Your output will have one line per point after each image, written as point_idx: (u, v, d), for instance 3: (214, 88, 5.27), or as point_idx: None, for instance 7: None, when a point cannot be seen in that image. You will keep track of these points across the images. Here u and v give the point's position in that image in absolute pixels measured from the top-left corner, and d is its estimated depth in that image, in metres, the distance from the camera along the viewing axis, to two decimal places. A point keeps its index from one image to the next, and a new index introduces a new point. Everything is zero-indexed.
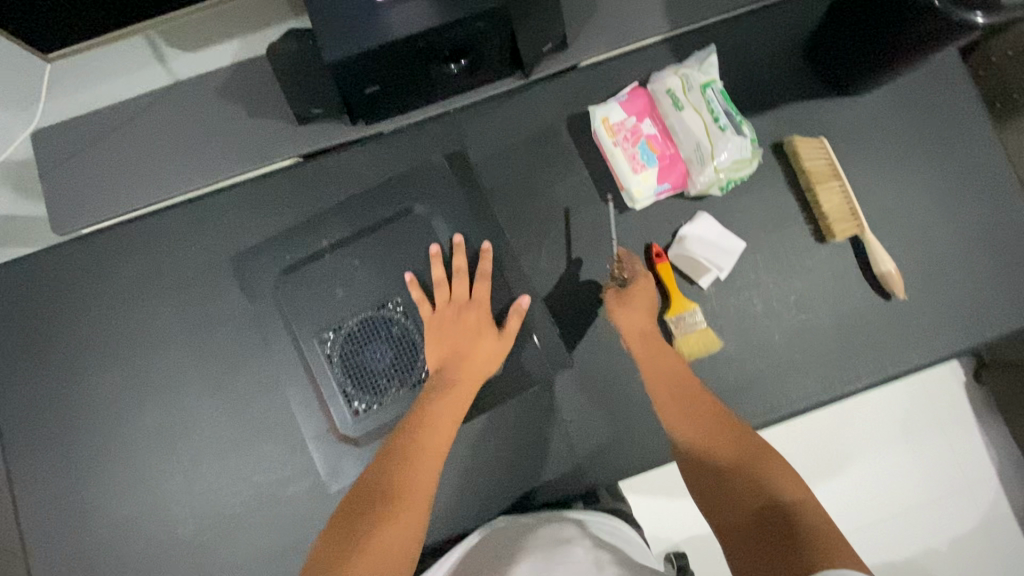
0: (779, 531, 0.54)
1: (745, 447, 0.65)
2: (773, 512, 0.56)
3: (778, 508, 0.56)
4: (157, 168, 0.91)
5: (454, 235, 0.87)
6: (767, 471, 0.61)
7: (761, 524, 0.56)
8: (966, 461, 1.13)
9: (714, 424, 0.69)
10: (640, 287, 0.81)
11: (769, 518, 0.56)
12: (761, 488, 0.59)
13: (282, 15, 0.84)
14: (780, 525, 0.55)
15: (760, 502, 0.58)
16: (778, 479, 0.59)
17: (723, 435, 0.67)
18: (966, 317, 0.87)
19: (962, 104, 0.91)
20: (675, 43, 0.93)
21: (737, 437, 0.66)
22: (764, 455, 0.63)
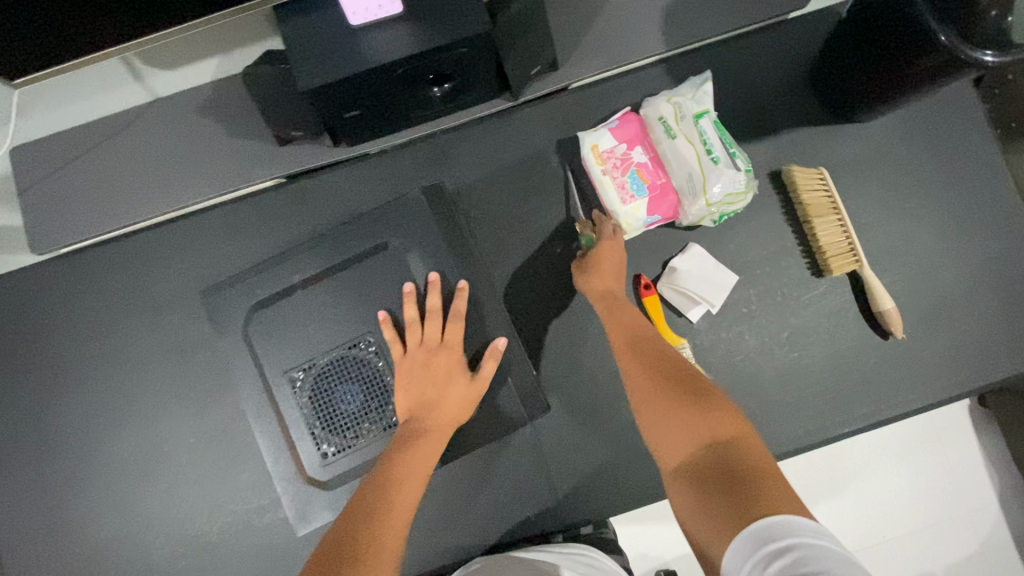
0: (719, 468, 0.51)
1: (690, 386, 0.61)
2: (714, 451, 0.53)
3: (721, 447, 0.53)
4: (130, 184, 0.87)
5: (430, 272, 0.72)
6: (711, 410, 0.57)
7: (702, 462, 0.53)
8: (976, 501, 1.06)
9: (663, 364, 0.65)
10: (607, 246, 0.79)
11: (710, 457, 0.53)
12: (703, 427, 0.56)
13: (257, 36, 0.79)
14: (720, 463, 0.52)
15: (702, 440, 0.55)
16: (720, 418, 0.56)
17: (668, 373, 0.63)
18: (968, 355, 0.84)
19: (970, 132, 0.87)
20: (670, 64, 0.89)
21: (684, 377, 0.63)
22: (707, 394, 0.59)
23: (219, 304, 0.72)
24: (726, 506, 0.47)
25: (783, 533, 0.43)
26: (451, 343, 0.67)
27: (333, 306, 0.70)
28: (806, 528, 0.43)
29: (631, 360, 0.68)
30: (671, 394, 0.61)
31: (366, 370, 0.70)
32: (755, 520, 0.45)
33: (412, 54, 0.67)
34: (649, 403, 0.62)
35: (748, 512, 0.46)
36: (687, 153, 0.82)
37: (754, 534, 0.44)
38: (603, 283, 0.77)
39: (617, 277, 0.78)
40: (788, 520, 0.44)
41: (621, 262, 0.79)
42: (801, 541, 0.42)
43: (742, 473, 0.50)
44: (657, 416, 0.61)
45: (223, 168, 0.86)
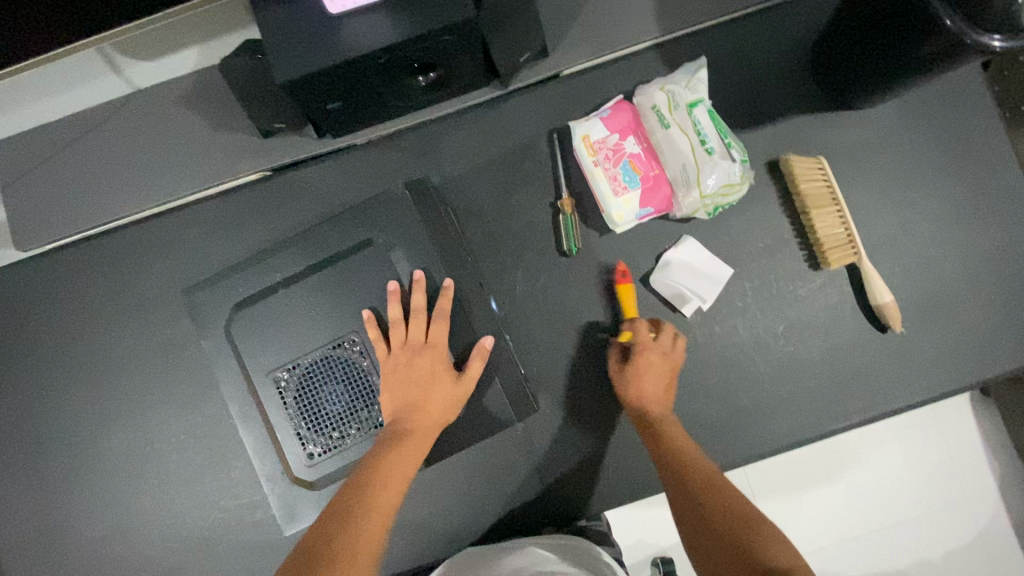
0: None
1: (744, 519, 0.62)
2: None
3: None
4: (111, 178, 0.84)
5: (415, 270, 0.68)
6: (768, 544, 0.58)
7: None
8: (973, 492, 1.05)
9: (713, 492, 0.65)
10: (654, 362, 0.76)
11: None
12: (763, 562, 0.56)
13: (229, 28, 0.74)
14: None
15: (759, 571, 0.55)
16: (780, 553, 0.57)
17: (719, 502, 0.64)
18: (969, 349, 0.82)
19: (974, 116, 0.84)
20: (664, 50, 0.86)
21: (735, 509, 0.63)
22: (761, 531, 0.60)
23: (200, 305, 0.70)
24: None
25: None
26: (433, 341, 0.65)
27: (316, 306, 0.68)
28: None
29: (680, 483, 0.67)
30: (722, 525, 0.61)
31: (351, 369, 0.68)
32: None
33: (393, 44, 0.65)
34: (700, 530, 0.62)
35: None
36: (681, 144, 0.79)
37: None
38: (643, 401, 0.75)
39: (659, 393, 0.76)
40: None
41: (661, 376, 0.76)
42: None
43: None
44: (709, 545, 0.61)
45: (205, 163, 0.84)
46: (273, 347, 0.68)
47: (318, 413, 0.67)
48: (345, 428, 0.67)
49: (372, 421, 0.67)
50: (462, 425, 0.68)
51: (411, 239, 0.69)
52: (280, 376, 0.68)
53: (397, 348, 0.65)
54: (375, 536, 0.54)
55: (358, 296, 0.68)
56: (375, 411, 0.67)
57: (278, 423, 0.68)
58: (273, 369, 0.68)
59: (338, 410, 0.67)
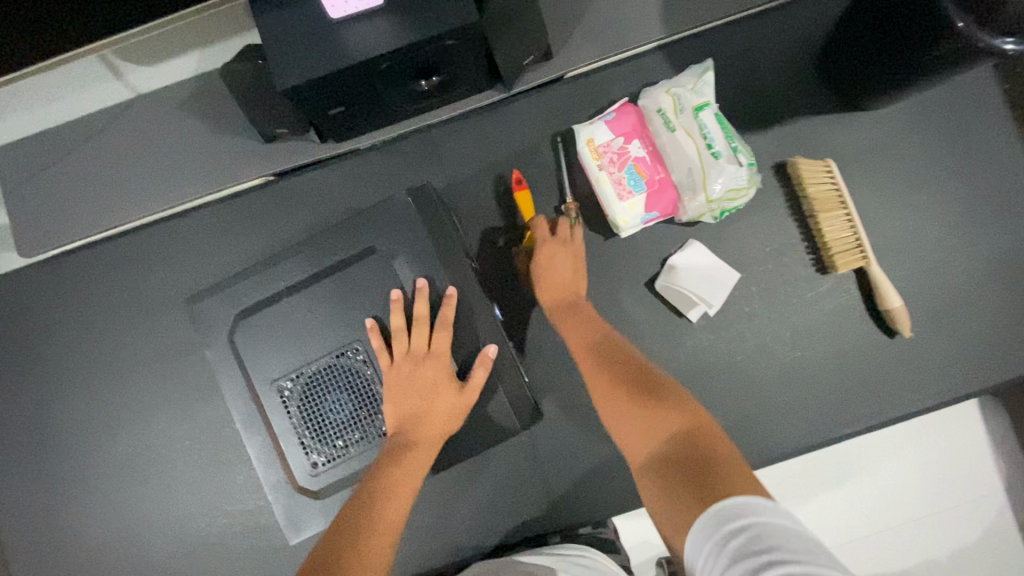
0: (678, 459, 0.50)
1: (648, 388, 0.59)
2: (673, 447, 0.52)
3: (682, 442, 0.52)
4: (112, 184, 0.84)
5: (418, 279, 0.67)
6: (668, 409, 0.55)
7: (662, 458, 0.51)
8: (983, 499, 1.03)
9: (621, 370, 0.63)
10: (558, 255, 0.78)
11: (670, 450, 0.52)
12: (662, 429, 0.54)
13: (229, 33, 0.73)
14: (682, 456, 0.50)
15: (661, 437, 0.53)
16: (680, 414, 0.55)
17: (627, 378, 0.62)
18: (978, 354, 0.81)
19: (985, 116, 0.82)
20: (670, 51, 0.84)
21: (643, 379, 0.61)
22: (665, 394, 0.58)
23: (203, 313, 0.70)
24: (684, 494, 0.46)
25: (738, 510, 0.42)
26: (436, 349, 0.65)
27: (320, 315, 0.67)
28: (767, 508, 0.42)
29: (591, 369, 0.66)
30: (629, 399, 0.59)
31: (355, 378, 0.67)
32: (709, 500, 0.44)
33: (396, 50, 0.64)
34: (610, 407, 0.61)
35: (698, 498, 0.45)
36: (687, 147, 0.78)
37: (709, 513, 0.43)
38: (556, 292, 0.77)
39: (572, 281, 0.77)
40: (741, 498, 0.43)
41: (568, 264, 0.78)
42: (760, 517, 0.41)
43: (700, 466, 0.48)
44: (619, 422, 0.59)
45: (207, 169, 0.83)
46: (277, 356, 0.67)
47: (322, 423, 0.67)
48: (350, 437, 0.67)
49: (377, 430, 0.67)
50: (467, 434, 0.68)
51: (414, 246, 0.68)
52: (283, 385, 0.67)
53: (400, 358, 0.65)
54: (387, 547, 0.53)
55: (361, 305, 0.68)
56: (379, 420, 0.67)
57: (282, 433, 0.68)
58: (277, 378, 0.67)
59: (341, 419, 0.67)
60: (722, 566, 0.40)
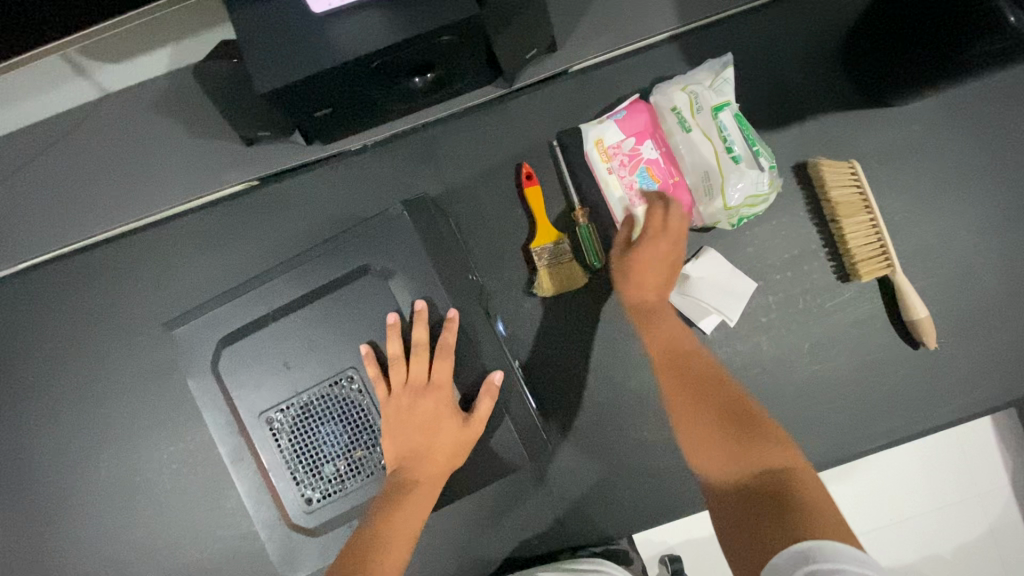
0: (770, 498, 0.48)
1: (736, 414, 0.56)
2: (765, 483, 0.49)
3: (773, 478, 0.49)
4: (80, 192, 0.77)
5: (416, 300, 0.62)
6: (761, 442, 0.52)
7: (751, 491, 0.49)
8: (1003, 509, 0.99)
9: (704, 387, 0.59)
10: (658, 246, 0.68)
11: (761, 484, 0.49)
12: (759, 457, 0.51)
13: (201, 27, 0.65)
14: (775, 495, 0.48)
15: (750, 468, 0.51)
16: (773, 447, 0.52)
17: (711, 398, 0.58)
18: (1006, 366, 0.77)
19: (1019, 111, 0.77)
20: (684, 42, 0.78)
21: (728, 403, 0.57)
22: (757, 424, 0.54)
23: (182, 339, 0.64)
24: (775, 533, 0.45)
25: (829, 556, 0.41)
26: (436, 380, 0.60)
27: (311, 340, 0.62)
28: (854, 556, 0.41)
29: (674, 378, 0.61)
30: (715, 423, 0.56)
31: (349, 408, 0.63)
32: (802, 541, 0.42)
33: (387, 48, 0.57)
34: (689, 425, 0.57)
35: (793, 539, 0.43)
36: (703, 149, 0.74)
37: (798, 553, 0.42)
38: (642, 291, 0.68)
39: (661, 278, 0.68)
40: (836, 544, 0.41)
41: (661, 261, 0.68)
42: (847, 564, 0.40)
43: (795, 509, 0.46)
44: (699, 444, 0.56)
45: (183, 175, 0.76)
46: (265, 385, 0.63)
47: (315, 456, 0.63)
48: (346, 472, 0.63)
49: (374, 463, 0.63)
50: (471, 465, 0.63)
51: (412, 263, 0.63)
52: (273, 416, 0.63)
53: (398, 387, 0.60)
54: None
55: (356, 328, 0.63)
56: (376, 452, 0.63)
57: (273, 467, 0.63)
58: (268, 408, 0.63)
59: (336, 452, 0.63)
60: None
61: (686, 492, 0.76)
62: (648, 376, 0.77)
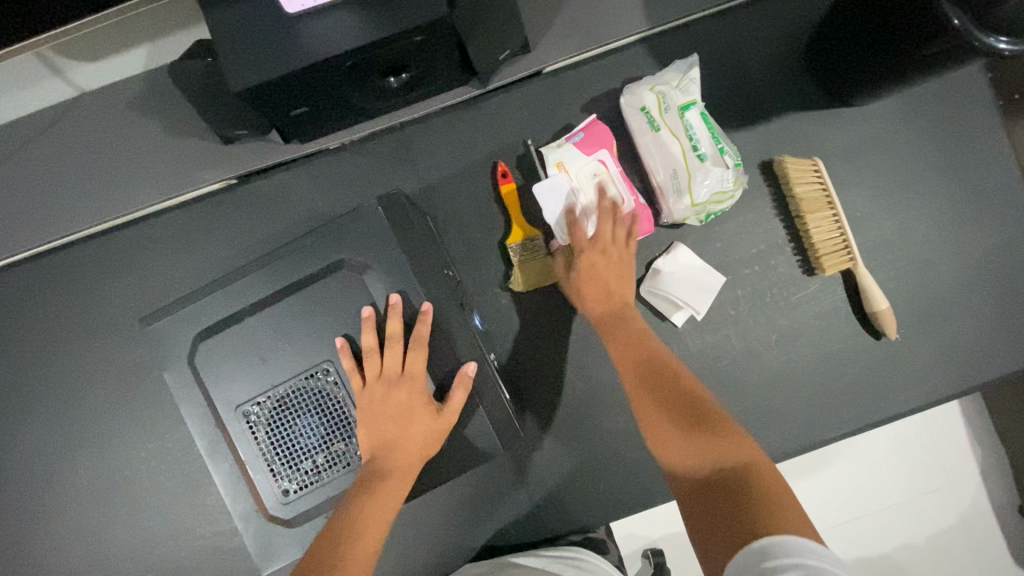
0: (729, 493, 0.47)
1: (695, 414, 0.55)
2: (724, 477, 0.48)
3: (728, 470, 0.49)
4: (56, 191, 0.77)
5: (391, 293, 0.63)
6: (719, 439, 0.52)
7: (710, 486, 0.48)
8: (967, 496, 1.02)
9: (665, 391, 0.59)
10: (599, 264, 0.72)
11: (720, 479, 0.48)
12: (714, 453, 0.51)
13: (174, 27, 0.66)
14: (733, 488, 0.47)
15: (709, 464, 0.50)
16: (731, 442, 0.51)
17: (672, 401, 0.58)
18: (963, 355, 0.80)
19: (973, 111, 0.81)
20: (653, 43, 0.80)
21: (688, 404, 0.57)
22: (715, 421, 0.54)
23: (160, 334, 0.65)
24: (734, 531, 0.44)
25: (791, 550, 0.40)
26: (410, 371, 0.62)
27: (289, 333, 0.64)
28: (817, 549, 0.40)
29: (638, 384, 0.61)
30: (673, 421, 0.56)
31: (326, 400, 0.64)
32: (761, 537, 0.42)
33: (361, 47, 0.58)
34: (654, 430, 0.57)
35: (748, 537, 0.42)
36: (672, 147, 0.76)
37: (754, 550, 0.41)
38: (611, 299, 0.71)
39: (625, 286, 0.72)
40: (795, 538, 0.41)
41: (623, 269, 0.73)
42: (809, 558, 0.39)
43: (751, 502, 0.45)
44: (663, 446, 0.55)
45: (159, 173, 0.77)
46: (242, 379, 0.64)
47: (293, 448, 0.64)
48: (323, 463, 0.64)
49: (351, 454, 0.64)
50: (447, 456, 0.65)
51: (386, 258, 0.64)
52: (250, 409, 0.64)
53: (372, 380, 0.62)
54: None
55: (332, 323, 0.64)
56: (352, 444, 0.64)
57: (250, 459, 0.64)
58: (246, 401, 0.64)
59: (313, 443, 0.64)
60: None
61: (659, 482, 0.78)
62: None
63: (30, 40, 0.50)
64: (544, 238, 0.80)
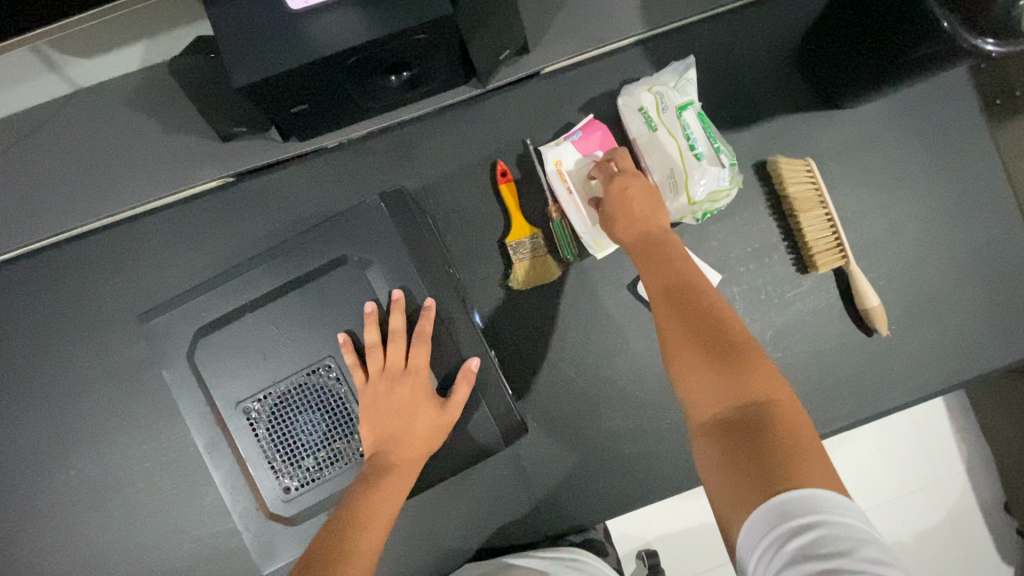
0: (753, 435, 0.47)
1: (724, 345, 0.53)
2: (750, 418, 0.48)
3: (758, 414, 0.48)
4: (50, 189, 0.76)
5: (393, 290, 0.64)
6: (749, 375, 0.50)
7: (735, 426, 0.48)
8: (955, 490, 1.04)
9: (693, 317, 0.56)
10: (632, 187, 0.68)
11: (746, 419, 0.48)
12: (745, 393, 0.49)
13: (176, 23, 0.65)
14: (758, 430, 0.47)
15: (735, 402, 0.49)
16: (762, 382, 0.50)
17: (701, 328, 0.55)
18: (952, 350, 0.82)
19: (957, 113, 0.83)
20: (650, 45, 0.82)
21: (718, 334, 0.54)
22: (745, 357, 0.52)
23: (159, 331, 0.65)
24: (758, 481, 0.44)
25: (811, 507, 0.41)
26: (413, 365, 0.62)
27: (289, 329, 0.63)
28: (834, 502, 0.41)
29: (665, 307, 0.58)
30: (704, 352, 0.53)
31: (327, 397, 0.64)
32: (779, 494, 0.42)
33: (363, 43, 0.58)
34: (679, 356, 0.54)
35: (772, 490, 0.43)
36: (668, 147, 0.78)
37: (776, 505, 0.42)
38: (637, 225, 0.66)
39: (656, 211, 0.67)
40: (814, 493, 0.42)
41: (649, 194, 0.68)
42: (827, 513, 0.40)
43: (778, 450, 0.45)
44: (688, 375, 0.53)
45: (155, 170, 0.76)
46: (242, 375, 0.63)
47: (294, 444, 0.64)
48: (324, 460, 0.64)
49: (352, 451, 0.64)
50: (449, 451, 0.65)
51: (389, 254, 0.64)
52: (250, 406, 0.64)
53: (376, 375, 0.62)
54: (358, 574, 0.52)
55: (334, 318, 0.64)
56: (354, 440, 0.64)
57: (250, 456, 0.64)
58: (247, 398, 0.64)
59: (314, 440, 0.64)
60: (776, 564, 0.40)
61: (658, 479, 0.79)
62: (620, 365, 0.80)
63: (36, 30, 0.49)
64: (541, 236, 0.80)
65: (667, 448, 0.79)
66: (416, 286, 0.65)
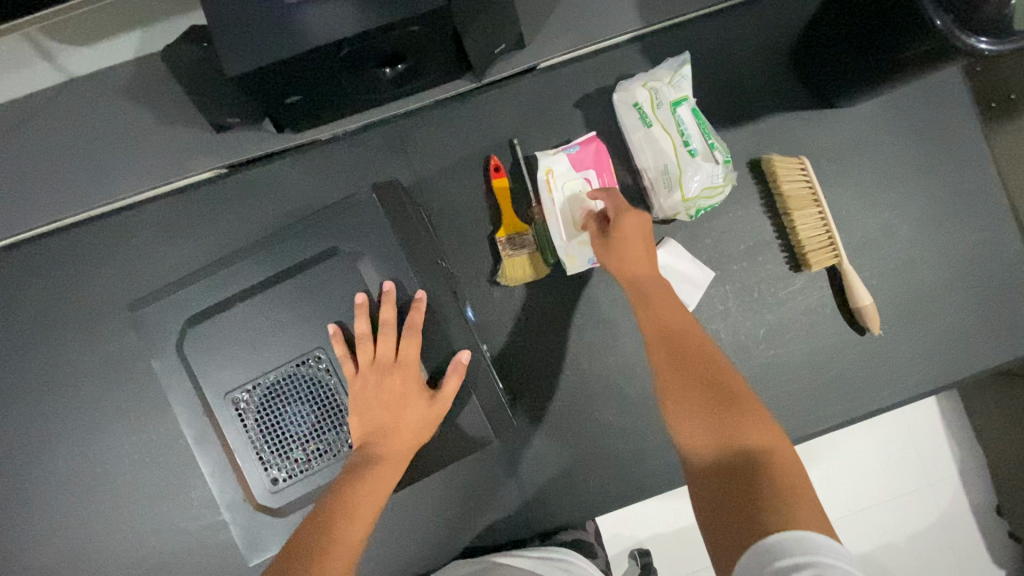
0: (748, 480, 0.47)
1: (722, 391, 0.54)
2: (745, 463, 0.48)
3: (753, 459, 0.48)
4: (43, 178, 0.75)
5: (384, 281, 0.64)
6: (746, 422, 0.51)
7: (731, 470, 0.48)
8: (945, 492, 1.05)
9: (692, 364, 0.58)
10: (630, 224, 0.69)
11: (742, 462, 0.48)
12: (741, 437, 0.50)
13: (170, 11, 0.65)
14: (751, 475, 0.47)
15: (728, 447, 0.50)
16: (758, 427, 0.50)
17: (701, 375, 0.56)
18: (943, 350, 0.82)
19: (951, 114, 0.83)
20: (646, 42, 0.82)
21: (716, 382, 0.55)
22: (742, 403, 0.53)
23: (150, 321, 0.64)
24: (748, 522, 0.43)
25: (803, 549, 0.39)
26: (404, 358, 0.62)
27: (279, 320, 0.63)
28: (829, 546, 0.39)
29: (664, 357, 0.60)
30: (702, 398, 0.54)
31: (316, 388, 0.64)
32: (776, 533, 0.41)
33: (354, 34, 0.58)
34: (677, 403, 0.56)
35: (765, 530, 0.42)
36: (662, 143, 0.78)
37: (768, 546, 0.41)
38: (635, 262, 0.68)
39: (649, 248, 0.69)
40: (809, 536, 0.40)
41: (649, 235, 0.70)
42: (819, 555, 0.39)
43: (773, 493, 0.45)
44: (684, 422, 0.54)
45: (148, 161, 0.76)
46: (232, 366, 0.63)
47: (282, 436, 0.64)
48: (312, 452, 0.63)
49: (341, 442, 0.63)
50: (438, 443, 0.65)
51: (380, 247, 0.64)
52: (239, 397, 0.64)
53: (365, 366, 0.62)
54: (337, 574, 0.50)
55: (325, 310, 0.64)
56: (343, 432, 0.64)
57: (239, 448, 0.64)
58: (236, 388, 0.63)
59: (303, 432, 0.64)
60: None
61: (649, 476, 0.79)
62: (612, 362, 0.80)
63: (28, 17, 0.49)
64: (533, 232, 0.80)
65: (657, 445, 0.79)
66: (408, 279, 0.65)
